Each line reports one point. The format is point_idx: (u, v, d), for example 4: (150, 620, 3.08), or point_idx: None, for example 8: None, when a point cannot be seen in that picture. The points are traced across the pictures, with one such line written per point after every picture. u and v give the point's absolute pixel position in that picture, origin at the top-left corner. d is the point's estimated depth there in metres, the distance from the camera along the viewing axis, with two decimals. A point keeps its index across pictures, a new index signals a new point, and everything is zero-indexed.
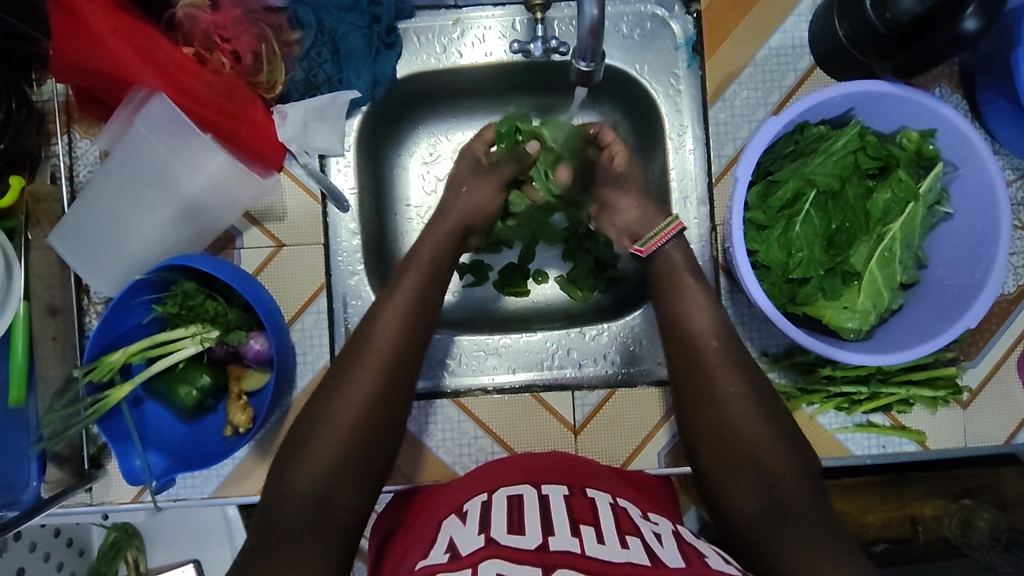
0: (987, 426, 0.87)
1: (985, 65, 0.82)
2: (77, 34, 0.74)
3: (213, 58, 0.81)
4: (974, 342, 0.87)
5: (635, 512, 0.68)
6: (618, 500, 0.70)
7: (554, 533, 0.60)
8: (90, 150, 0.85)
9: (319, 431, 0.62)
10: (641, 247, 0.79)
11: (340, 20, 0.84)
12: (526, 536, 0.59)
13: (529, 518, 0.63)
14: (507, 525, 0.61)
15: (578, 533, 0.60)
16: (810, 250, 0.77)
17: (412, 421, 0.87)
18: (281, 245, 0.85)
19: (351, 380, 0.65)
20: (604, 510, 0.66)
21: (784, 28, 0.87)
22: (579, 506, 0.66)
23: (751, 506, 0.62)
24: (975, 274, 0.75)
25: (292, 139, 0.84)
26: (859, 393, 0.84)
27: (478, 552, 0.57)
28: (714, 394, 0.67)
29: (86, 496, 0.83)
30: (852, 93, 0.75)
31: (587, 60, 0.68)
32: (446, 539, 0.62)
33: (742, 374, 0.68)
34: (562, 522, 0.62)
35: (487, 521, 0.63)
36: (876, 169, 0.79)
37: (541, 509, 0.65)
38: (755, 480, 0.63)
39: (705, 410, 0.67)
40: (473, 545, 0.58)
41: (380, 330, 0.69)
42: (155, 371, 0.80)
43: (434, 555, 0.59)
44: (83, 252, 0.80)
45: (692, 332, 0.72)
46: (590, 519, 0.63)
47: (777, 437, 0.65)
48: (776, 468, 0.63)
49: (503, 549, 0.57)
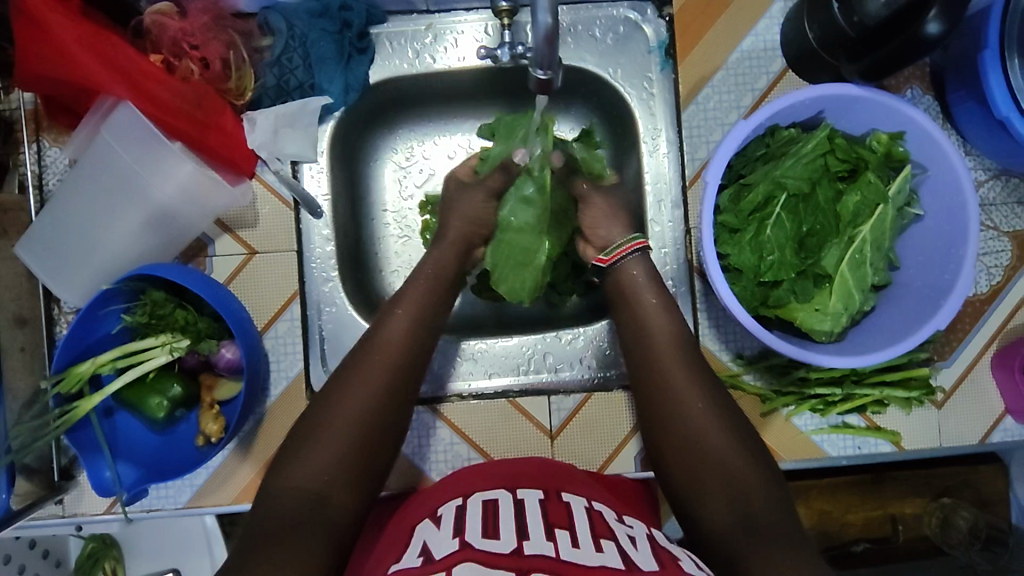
0: (962, 426, 0.87)
1: (954, 66, 0.82)
2: (40, 43, 0.73)
3: (182, 65, 0.81)
4: (948, 342, 0.87)
5: (609, 516, 0.68)
6: (593, 503, 0.70)
7: (529, 536, 0.59)
8: (59, 158, 0.83)
9: (315, 435, 0.63)
10: (604, 256, 0.80)
11: (311, 25, 0.84)
12: (502, 540, 0.59)
13: (504, 522, 0.62)
14: (482, 529, 0.61)
15: (553, 536, 0.60)
16: (781, 253, 0.77)
17: (408, 444, 0.86)
18: (253, 252, 0.85)
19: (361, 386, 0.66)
20: (580, 513, 0.66)
21: (757, 31, 0.88)
22: (554, 509, 0.66)
23: (716, 504, 0.63)
24: (944, 276, 0.76)
25: (262, 146, 0.83)
26: (833, 394, 0.85)
27: (453, 556, 0.56)
28: (678, 397, 0.68)
29: (58, 508, 0.83)
30: (821, 96, 0.75)
31: (545, 69, 0.67)
32: (420, 543, 0.62)
33: (702, 374, 0.70)
34: (536, 526, 0.62)
35: (461, 525, 0.63)
36: (846, 171, 0.79)
37: (516, 513, 0.64)
38: (722, 481, 0.63)
39: (669, 413, 0.68)
40: (447, 549, 0.58)
41: (394, 347, 0.69)
42: (125, 382, 0.79)
43: (407, 560, 0.59)
44: (52, 262, 0.79)
45: (656, 332, 0.74)
46: (565, 523, 0.63)
47: (738, 440, 0.66)
48: (739, 471, 0.64)
49: (477, 553, 0.56)
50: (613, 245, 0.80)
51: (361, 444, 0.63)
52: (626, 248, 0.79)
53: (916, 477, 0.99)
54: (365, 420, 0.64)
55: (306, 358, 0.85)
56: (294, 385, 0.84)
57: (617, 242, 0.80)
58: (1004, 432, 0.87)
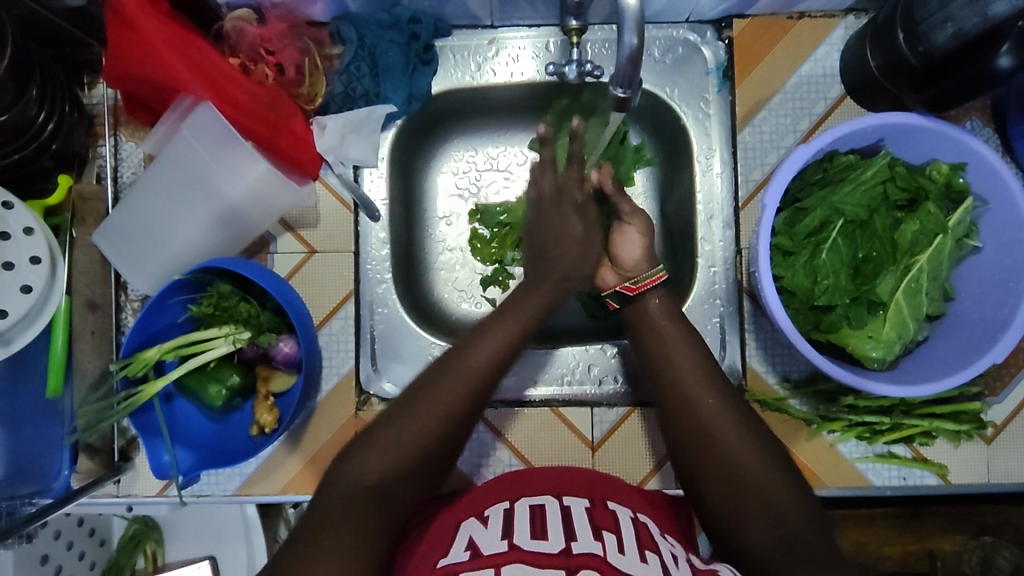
0: (1011, 464, 0.86)
1: (1019, 99, 0.81)
2: (131, 43, 0.77)
3: (257, 69, 0.84)
4: (1000, 377, 0.86)
5: (653, 529, 0.68)
6: (637, 515, 0.70)
7: (576, 537, 0.60)
8: (134, 153, 0.88)
9: (393, 428, 0.62)
10: (631, 285, 0.78)
11: (380, 37, 0.86)
12: (550, 541, 0.60)
13: (552, 525, 0.63)
14: (530, 531, 0.62)
15: (599, 538, 0.60)
16: (836, 278, 0.78)
17: (465, 459, 0.88)
18: (312, 251, 0.88)
19: (447, 385, 0.65)
20: (626, 523, 0.66)
21: (816, 57, 0.88)
22: (600, 516, 0.67)
23: (754, 520, 0.62)
24: (1001, 310, 0.75)
25: (330, 150, 0.86)
26: (881, 423, 0.84)
27: (502, 555, 0.58)
28: (708, 427, 0.67)
29: (113, 487, 0.86)
30: (883, 125, 0.75)
31: (624, 87, 0.67)
32: (467, 539, 0.63)
33: (731, 394, 0.69)
34: (582, 527, 0.63)
35: (509, 526, 0.64)
36: (905, 201, 0.79)
37: (563, 516, 0.65)
38: (757, 502, 0.63)
39: (698, 440, 0.67)
40: (495, 547, 0.59)
41: (489, 358, 0.66)
42: (186, 370, 0.82)
43: (455, 553, 0.60)
44: (127, 251, 0.83)
45: (671, 347, 0.73)
46: (611, 526, 0.64)
47: (774, 463, 0.64)
48: (781, 486, 0.63)
49: (525, 553, 0.57)
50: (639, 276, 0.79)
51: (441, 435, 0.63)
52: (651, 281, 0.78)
53: (955, 513, 0.99)
54: (445, 418, 0.63)
55: (358, 356, 0.88)
56: (344, 381, 0.87)
57: (641, 274, 0.80)
58: None
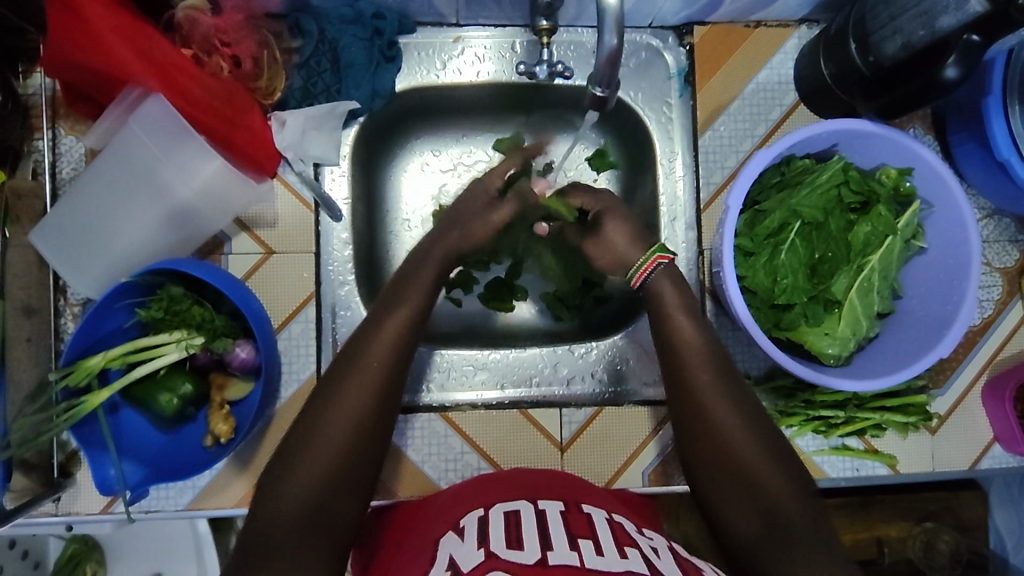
0: (954, 453, 0.91)
1: (956, 110, 0.87)
2: (76, 31, 0.71)
3: (211, 61, 0.79)
4: (942, 370, 0.91)
5: (630, 526, 0.69)
6: (613, 516, 0.70)
7: (552, 548, 0.59)
8: (75, 148, 0.82)
9: (315, 437, 0.59)
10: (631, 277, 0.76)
11: (342, 31, 0.84)
12: (527, 551, 0.58)
13: (528, 533, 0.62)
14: (506, 540, 0.61)
15: (576, 547, 0.59)
16: (794, 278, 0.80)
17: (401, 435, 0.86)
18: (270, 252, 0.85)
19: (354, 386, 0.62)
20: (602, 525, 0.66)
21: (771, 65, 0.91)
22: (574, 520, 0.66)
23: (741, 519, 0.61)
24: (946, 306, 0.79)
25: (289, 147, 0.83)
26: (836, 416, 0.88)
27: (480, 568, 0.56)
28: (709, 416, 0.65)
29: (52, 506, 0.81)
30: (837, 130, 0.78)
31: (602, 87, 0.69)
32: (444, 556, 0.61)
33: (727, 382, 0.67)
34: (559, 537, 0.61)
35: (485, 535, 0.62)
36: (857, 204, 0.82)
37: (538, 525, 0.64)
38: (751, 495, 0.61)
39: (699, 426, 0.65)
40: (473, 560, 0.58)
41: (390, 344, 0.65)
42: (135, 378, 0.77)
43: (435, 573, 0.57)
44: (65, 250, 0.78)
45: (668, 336, 0.70)
46: (587, 533, 0.63)
47: (780, 466, 0.62)
48: (774, 484, 0.61)
49: (505, 562, 0.56)
50: (634, 265, 0.76)
51: (369, 428, 0.61)
52: (648, 267, 0.75)
53: (901, 501, 1.05)
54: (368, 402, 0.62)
55: (319, 360, 0.86)
56: (305, 387, 0.85)
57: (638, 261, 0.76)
58: (992, 459, 0.91)
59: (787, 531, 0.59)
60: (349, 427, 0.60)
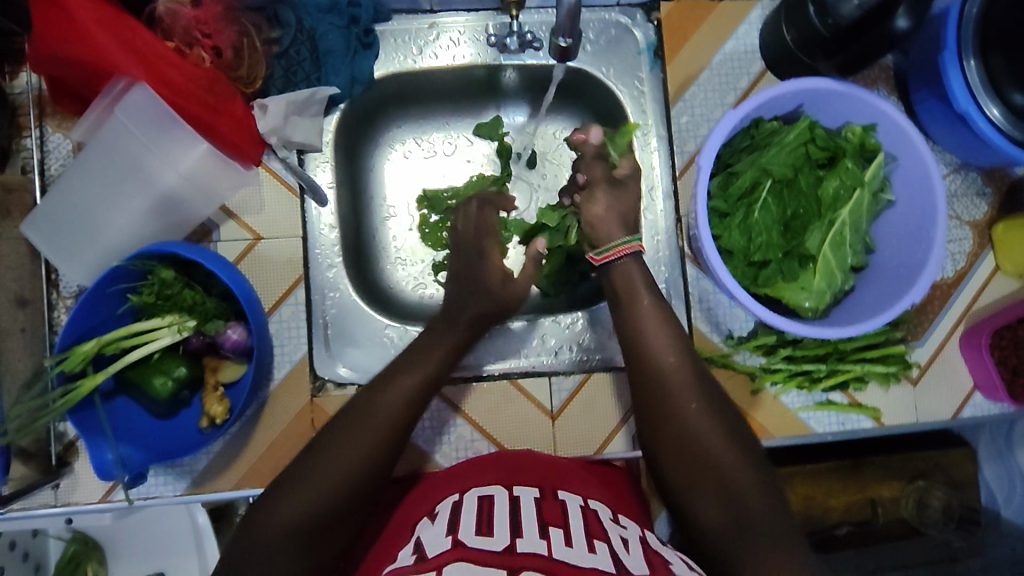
0: (935, 403, 0.93)
1: (916, 69, 0.90)
2: (61, 24, 0.74)
3: (193, 52, 0.82)
4: (920, 322, 0.94)
5: (604, 514, 0.69)
6: (588, 502, 0.71)
7: (522, 534, 0.60)
8: (63, 144, 0.84)
9: (309, 471, 0.63)
10: (596, 256, 0.80)
11: (320, 20, 0.86)
12: (494, 537, 0.59)
13: (499, 520, 0.63)
14: (476, 527, 0.61)
15: (546, 535, 0.60)
16: (768, 235, 0.83)
17: None
18: (259, 238, 0.87)
19: (356, 430, 0.65)
20: (574, 512, 0.67)
21: (737, 36, 0.94)
22: (548, 509, 0.67)
23: (706, 508, 0.63)
24: (916, 254, 0.81)
25: (272, 131, 0.85)
26: (818, 370, 0.90)
27: (444, 556, 0.56)
28: (674, 408, 0.69)
29: (50, 496, 0.82)
30: (801, 89, 0.81)
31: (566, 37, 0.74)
32: (415, 541, 0.62)
33: (693, 374, 0.71)
34: (530, 524, 0.62)
35: (457, 523, 0.63)
36: (826, 159, 0.84)
37: (510, 509, 0.66)
38: (712, 484, 0.64)
39: (665, 419, 0.69)
40: (440, 547, 0.58)
41: (400, 396, 0.69)
42: (129, 362, 0.79)
43: (403, 557, 0.59)
44: (57, 241, 0.79)
45: (642, 340, 0.74)
46: (559, 521, 0.63)
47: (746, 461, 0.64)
48: (736, 475, 0.64)
49: (470, 551, 0.56)
50: (607, 245, 0.79)
51: (361, 470, 0.64)
52: (620, 250, 0.78)
53: (892, 462, 1.05)
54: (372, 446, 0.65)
55: (310, 342, 0.87)
56: (298, 368, 0.86)
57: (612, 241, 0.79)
58: (974, 407, 0.94)
59: (747, 517, 0.61)
60: (347, 465, 0.63)
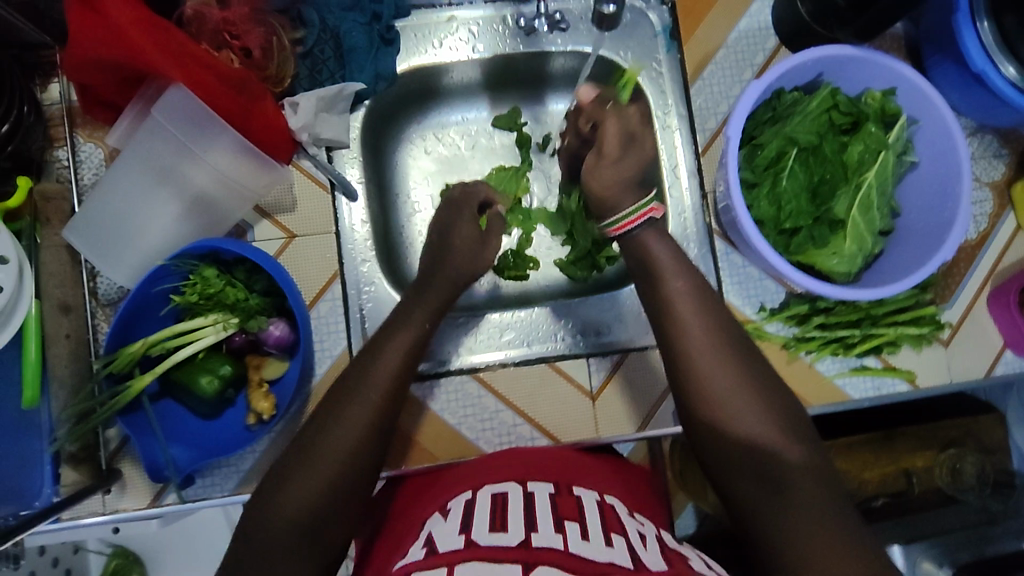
0: (967, 362, 0.95)
1: (930, 37, 0.92)
2: (95, 27, 0.73)
3: (223, 55, 0.85)
4: (948, 285, 0.95)
5: (621, 510, 0.65)
6: (605, 498, 0.67)
7: (537, 528, 0.54)
8: (95, 153, 0.86)
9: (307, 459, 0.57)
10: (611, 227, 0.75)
11: (342, 18, 0.89)
12: (507, 534, 0.53)
13: (513, 514, 0.57)
14: (488, 523, 0.56)
15: (562, 528, 0.55)
16: (797, 202, 0.84)
17: (436, 400, 0.90)
18: (292, 236, 0.88)
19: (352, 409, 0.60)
20: (591, 507, 0.62)
21: (751, 13, 0.96)
22: (563, 503, 0.63)
23: (740, 482, 0.58)
24: (945, 213, 0.82)
25: (303, 128, 0.86)
26: (852, 336, 0.91)
27: (456, 556, 0.50)
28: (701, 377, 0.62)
29: (99, 505, 0.83)
30: (821, 57, 0.83)
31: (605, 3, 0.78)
32: (426, 534, 0.57)
33: (722, 336, 0.64)
34: (545, 517, 0.57)
35: (468, 520, 0.57)
36: (849, 124, 0.86)
37: (524, 506, 0.61)
38: (756, 457, 0.58)
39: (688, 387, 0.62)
40: (451, 545, 0.52)
41: (394, 369, 0.64)
42: (176, 361, 0.80)
43: (413, 552, 0.55)
44: (99, 245, 0.80)
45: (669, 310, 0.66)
46: (575, 516, 0.59)
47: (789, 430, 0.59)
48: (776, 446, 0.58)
49: (480, 550, 0.50)
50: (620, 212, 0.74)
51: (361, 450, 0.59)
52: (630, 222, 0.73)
53: None
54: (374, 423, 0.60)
55: (349, 335, 0.88)
56: (339, 362, 0.87)
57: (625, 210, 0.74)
58: (1005, 364, 0.95)
59: (787, 488, 0.56)
60: (352, 445, 0.58)
